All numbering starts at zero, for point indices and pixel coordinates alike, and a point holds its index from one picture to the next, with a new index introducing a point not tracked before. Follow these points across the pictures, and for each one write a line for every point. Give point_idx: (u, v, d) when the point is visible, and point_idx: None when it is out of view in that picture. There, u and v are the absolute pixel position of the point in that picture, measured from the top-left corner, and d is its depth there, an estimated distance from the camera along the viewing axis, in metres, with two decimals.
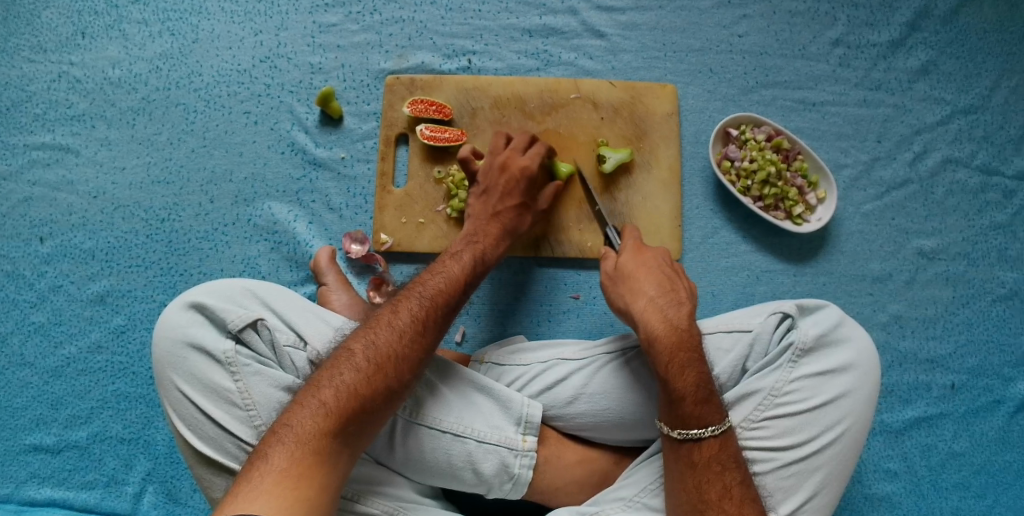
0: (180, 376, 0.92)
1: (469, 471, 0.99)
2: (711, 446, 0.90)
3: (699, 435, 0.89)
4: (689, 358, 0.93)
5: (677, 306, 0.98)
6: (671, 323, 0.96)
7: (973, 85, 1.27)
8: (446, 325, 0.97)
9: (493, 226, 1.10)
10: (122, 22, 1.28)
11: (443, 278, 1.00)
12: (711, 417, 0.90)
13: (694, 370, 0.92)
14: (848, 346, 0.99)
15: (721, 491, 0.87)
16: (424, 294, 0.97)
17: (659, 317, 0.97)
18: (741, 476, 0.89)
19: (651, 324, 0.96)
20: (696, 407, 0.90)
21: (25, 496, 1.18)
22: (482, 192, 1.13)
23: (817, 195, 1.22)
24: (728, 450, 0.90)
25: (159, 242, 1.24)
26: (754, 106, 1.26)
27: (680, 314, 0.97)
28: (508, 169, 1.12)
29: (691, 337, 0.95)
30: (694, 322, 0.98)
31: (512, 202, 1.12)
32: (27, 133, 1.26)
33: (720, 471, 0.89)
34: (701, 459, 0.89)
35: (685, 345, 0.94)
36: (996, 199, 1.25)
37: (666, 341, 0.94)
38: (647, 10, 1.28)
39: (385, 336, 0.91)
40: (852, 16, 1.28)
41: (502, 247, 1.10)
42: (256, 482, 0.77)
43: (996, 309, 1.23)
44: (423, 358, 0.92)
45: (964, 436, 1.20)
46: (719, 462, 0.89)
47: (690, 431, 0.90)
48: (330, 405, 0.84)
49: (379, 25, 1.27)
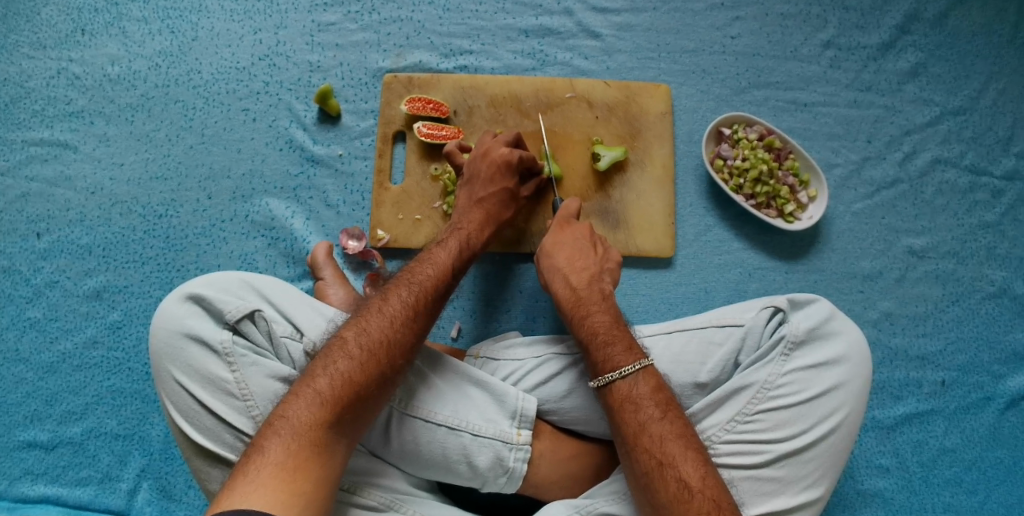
0: (177, 367, 0.93)
1: (463, 464, 1.00)
2: (621, 388, 0.92)
3: (610, 379, 0.93)
4: (587, 309, 1.01)
5: (581, 272, 1.06)
6: (570, 284, 1.04)
7: (962, 87, 1.29)
8: (435, 315, 0.98)
9: (476, 212, 1.11)
10: (121, 19, 1.29)
11: (433, 267, 1.01)
12: (620, 360, 0.94)
13: (593, 318, 1.00)
14: (839, 338, 1.00)
15: (637, 428, 0.89)
16: (415, 282, 0.98)
17: (562, 284, 1.05)
18: (659, 414, 0.89)
19: (555, 288, 1.05)
20: (601, 350, 0.96)
21: (18, 492, 1.18)
22: (466, 181, 1.14)
23: (809, 194, 1.24)
24: (640, 390, 0.91)
25: (156, 238, 1.24)
26: (747, 106, 1.28)
27: (581, 275, 1.05)
28: (489, 156, 1.13)
29: (589, 294, 1.03)
30: (597, 280, 1.05)
31: (495, 189, 1.12)
32: (26, 129, 1.26)
33: (634, 410, 0.90)
34: (615, 403, 0.92)
35: (584, 302, 1.02)
36: (984, 199, 1.27)
37: (566, 301, 1.03)
38: (642, 12, 1.30)
39: (376, 323, 0.92)
40: (843, 18, 1.30)
41: (487, 232, 1.11)
42: (255, 475, 0.77)
43: (984, 307, 1.25)
44: (414, 347, 0.93)
45: (955, 433, 1.21)
46: (632, 401, 0.91)
47: (601, 376, 0.94)
48: (325, 395, 0.84)
49: (378, 24, 1.29)
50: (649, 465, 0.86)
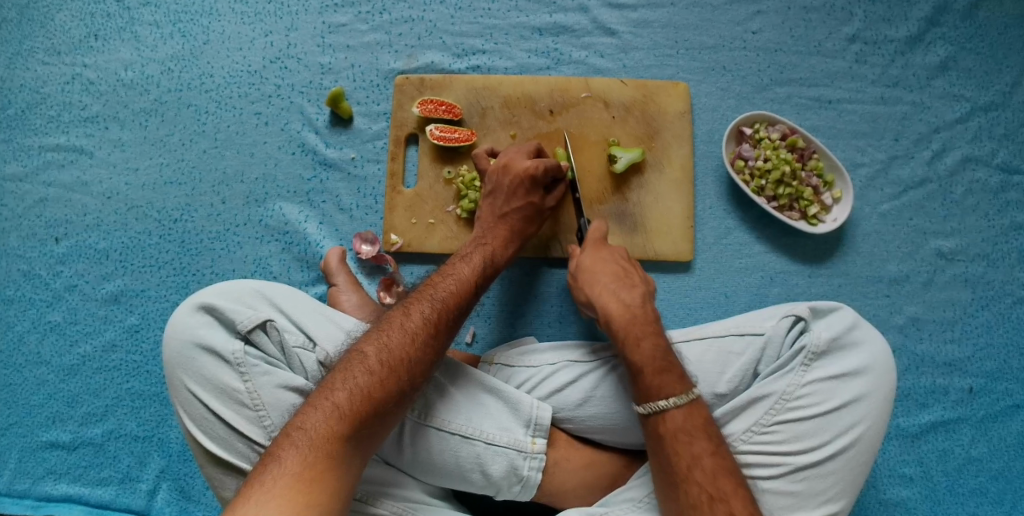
0: (190, 377, 0.93)
1: (477, 474, 0.99)
2: (676, 418, 0.89)
3: (665, 407, 0.90)
4: (645, 332, 0.96)
5: (630, 287, 1.01)
6: (625, 302, 0.99)
7: (994, 82, 1.24)
8: (455, 329, 0.97)
9: (501, 228, 1.10)
10: (134, 23, 1.29)
11: (455, 282, 1.00)
12: (672, 389, 0.90)
13: (649, 343, 0.94)
14: (862, 349, 0.97)
15: (690, 462, 0.87)
16: (437, 297, 0.97)
17: (613, 299, 0.99)
18: (712, 447, 0.88)
19: (606, 305, 0.99)
20: (656, 377, 0.91)
21: (41, 492, 1.20)
22: (489, 194, 1.12)
23: (833, 195, 1.20)
24: (696, 420, 0.90)
25: (172, 243, 1.24)
26: (768, 103, 1.25)
27: (633, 294, 1.00)
28: (511, 170, 1.11)
29: (646, 313, 0.98)
30: (649, 301, 1.00)
31: (518, 204, 1.10)
32: (43, 134, 1.27)
33: (689, 441, 0.88)
34: (668, 432, 0.89)
35: (639, 321, 0.97)
36: (1016, 199, 1.22)
37: (622, 319, 0.97)
38: (659, 8, 1.26)
39: (397, 339, 0.91)
40: (869, 11, 1.25)
41: (510, 249, 1.10)
42: (271, 486, 0.77)
43: (1015, 311, 1.21)
44: (433, 362, 0.92)
45: (982, 441, 1.18)
46: (687, 432, 0.89)
47: (653, 403, 0.90)
48: (344, 408, 0.84)
49: (389, 24, 1.27)
50: (699, 501, 0.85)
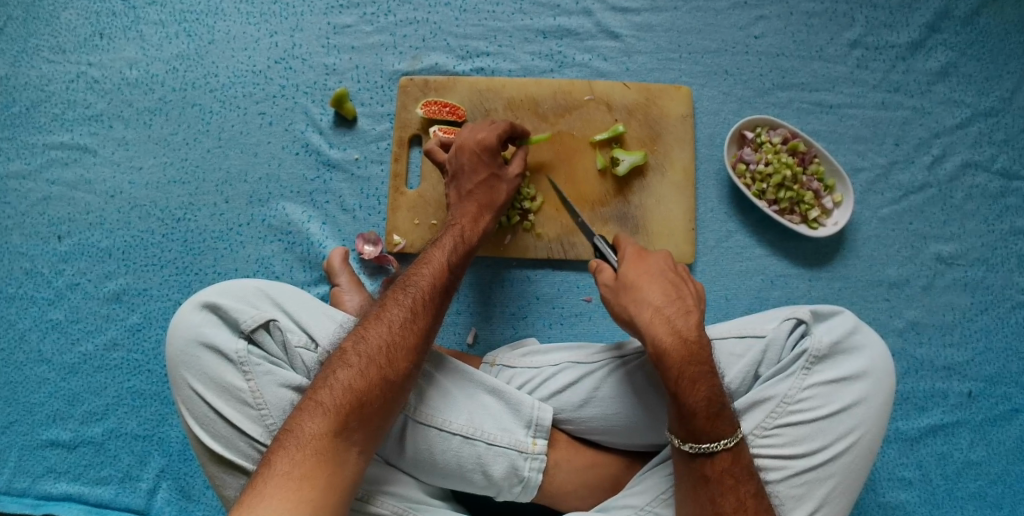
0: (194, 375, 0.93)
1: (478, 474, 0.99)
2: (723, 460, 0.89)
3: (712, 450, 0.88)
4: (701, 372, 0.90)
5: (686, 314, 0.93)
6: (680, 333, 0.91)
7: (994, 88, 1.25)
8: (438, 314, 0.97)
9: (469, 205, 1.09)
10: (139, 23, 1.29)
11: (429, 268, 1.00)
12: (722, 431, 0.88)
13: (706, 386, 0.89)
14: (862, 353, 0.97)
15: (736, 504, 0.88)
16: (411, 286, 0.97)
17: (666, 330, 0.91)
18: (755, 489, 0.89)
19: (659, 337, 0.90)
20: (710, 422, 0.88)
21: (41, 490, 1.20)
22: (451, 177, 1.11)
23: (833, 199, 1.21)
24: (740, 463, 0.89)
25: (174, 242, 1.25)
26: (770, 108, 1.25)
27: (689, 323, 0.92)
28: (464, 149, 1.10)
29: (700, 348, 0.91)
30: (702, 330, 0.93)
31: (480, 177, 1.10)
32: (47, 132, 1.27)
33: (733, 484, 0.88)
34: (714, 473, 0.89)
35: (698, 358, 0.90)
36: (1016, 204, 1.23)
37: (677, 355, 0.89)
38: (663, 11, 1.27)
39: (374, 331, 0.92)
40: (871, 17, 1.26)
41: (482, 222, 1.09)
42: (261, 487, 0.77)
43: (1015, 316, 1.21)
44: (417, 346, 0.92)
45: (981, 445, 1.18)
46: (733, 474, 0.89)
47: (702, 445, 0.88)
48: (328, 404, 0.84)
49: (394, 26, 1.28)
50: None
